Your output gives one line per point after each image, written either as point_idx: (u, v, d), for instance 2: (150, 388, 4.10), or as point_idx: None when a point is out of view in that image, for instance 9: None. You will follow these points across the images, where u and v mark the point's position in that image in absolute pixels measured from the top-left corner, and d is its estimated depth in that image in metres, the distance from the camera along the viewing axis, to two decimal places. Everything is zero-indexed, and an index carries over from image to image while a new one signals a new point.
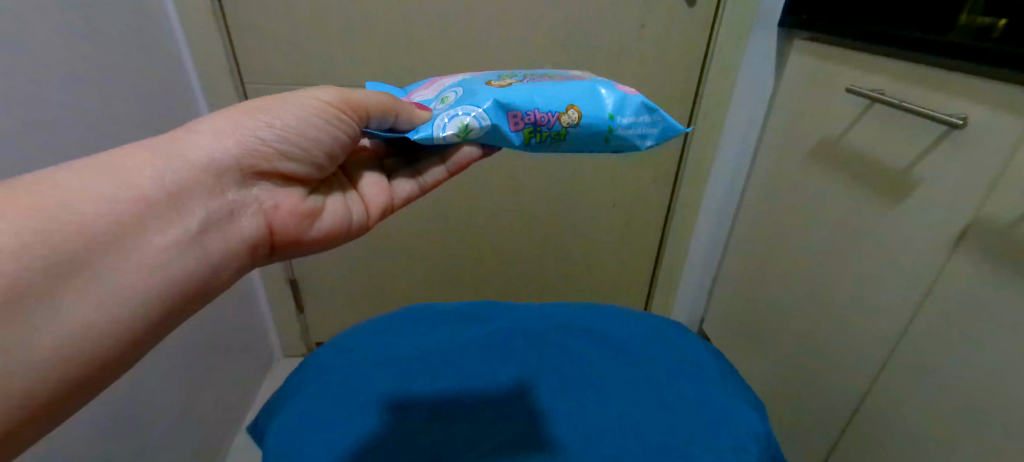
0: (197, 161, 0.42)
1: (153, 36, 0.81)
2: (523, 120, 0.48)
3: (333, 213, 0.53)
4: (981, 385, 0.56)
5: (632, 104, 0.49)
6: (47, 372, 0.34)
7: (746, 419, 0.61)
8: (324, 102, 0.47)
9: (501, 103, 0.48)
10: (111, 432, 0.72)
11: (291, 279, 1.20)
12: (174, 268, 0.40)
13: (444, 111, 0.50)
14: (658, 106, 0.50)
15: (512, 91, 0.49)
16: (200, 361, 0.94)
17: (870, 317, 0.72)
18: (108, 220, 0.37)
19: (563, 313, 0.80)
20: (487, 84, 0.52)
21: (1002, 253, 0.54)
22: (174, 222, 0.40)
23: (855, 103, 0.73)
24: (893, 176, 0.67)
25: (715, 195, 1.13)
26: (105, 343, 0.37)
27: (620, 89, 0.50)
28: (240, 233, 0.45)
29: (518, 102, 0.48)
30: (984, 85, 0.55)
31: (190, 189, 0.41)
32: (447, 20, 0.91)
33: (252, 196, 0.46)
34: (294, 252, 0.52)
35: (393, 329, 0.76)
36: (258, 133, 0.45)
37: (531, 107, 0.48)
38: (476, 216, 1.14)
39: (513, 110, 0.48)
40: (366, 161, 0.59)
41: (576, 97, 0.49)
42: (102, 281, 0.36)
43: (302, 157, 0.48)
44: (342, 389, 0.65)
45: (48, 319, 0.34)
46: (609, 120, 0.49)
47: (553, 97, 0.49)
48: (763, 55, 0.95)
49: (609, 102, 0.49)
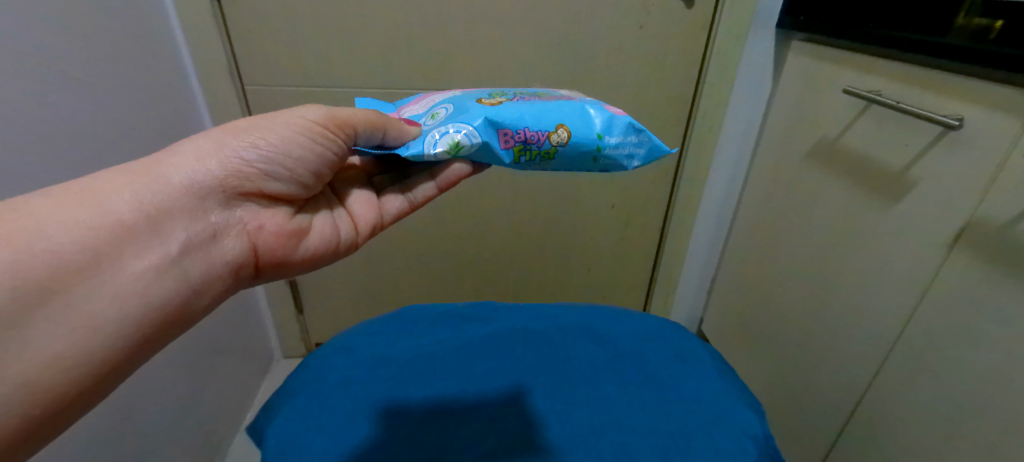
0: (178, 183, 0.42)
1: (151, 38, 0.81)
2: (513, 138, 0.48)
3: (320, 232, 0.53)
4: (978, 385, 0.56)
5: (619, 124, 0.50)
6: (13, 406, 0.34)
7: (740, 419, 0.62)
8: (310, 121, 0.47)
9: (491, 121, 0.48)
10: (111, 432, 0.72)
11: (290, 279, 1.20)
12: (153, 293, 0.40)
13: (434, 127, 0.50)
14: (644, 127, 0.51)
15: (502, 109, 0.49)
16: (199, 361, 0.94)
17: (866, 316, 0.73)
18: (82, 248, 0.37)
19: (559, 313, 0.80)
20: (477, 101, 0.53)
21: (998, 253, 0.54)
22: (153, 246, 0.40)
23: (853, 103, 0.73)
24: (889, 177, 0.68)
25: (712, 198, 1.13)
26: (75, 375, 0.37)
27: (607, 110, 0.51)
28: (222, 256, 0.45)
29: (508, 121, 0.48)
30: (978, 86, 0.56)
31: (170, 212, 0.41)
32: (447, 19, 0.91)
33: (236, 217, 0.46)
34: (281, 273, 0.52)
35: (385, 331, 0.75)
36: (242, 153, 0.45)
37: (521, 125, 0.48)
38: (475, 216, 1.14)
39: (503, 128, 0.48)
40: (355, 178, 0.59)
41: (565, 117, 0.49)
42: (76, 308, 0.36)
43: (288, 177, 0.48)
44: (337, 391, 0.65)
45: (16, 354, 0.34)
46: (598, 140, 0.49)
47: (543, 116, 0.49)
48: (760, 57, 0.95)
49: (597, 122, 0.50)
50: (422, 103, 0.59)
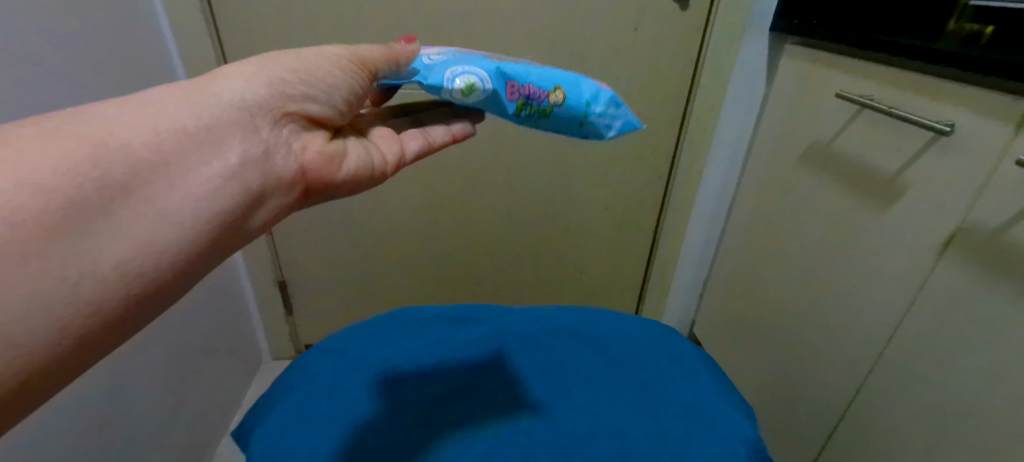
0: (229, 100, 0.39)
1: (138, 35, 0.80)
2: (518, 91, 0.46)
3: (358, 158, 0.49)
4: (968, 388, 0.57)
5: (603, 96, 0.51)
6: (76, 307, 0.32)
7: (730, 422, 0.61)
8: (337, 53, 0.46)
9: (502, 71, 0.46)
10: (96, 437, 0.70)
11: (281, 280, 1.19)
12: (217, 200, 0.37)
13: (444, 66, 0.46)
14: (622, 102, 0.52)
15: (509, 63, 0.47)
16: (186, 362, 0.92)
17: (857, 320, 0.73)
18: (146, 151, 0.35)
19: (552, 316, 0.79)
20: (474, 55, 0.50)
21: (988, 259, 0.54)
22: (213, 155, 0.37)
23: (845, 107, 0.73)
24: (880, 182, 0.68)
25: (705, 200, 1.13)
26: (137, 283, 0.34)
27: (593, 83, 0.51)
28: (277, 173, 0.42)
29: (516, 74, 0.46)
30: (969, 92, 0.56)
31: (224, 125, 0.38)
32: (441, 19, 0.90)
33: (285, 137, 0.43)
34: (324, 197, 0.48)
35: (374, 334, 0.74)
36: (283, 75, 0.42)
37: (526, 79, 0.46)
38: (468, 216, 1.13)
39: (511, 79, 0.46)
40: (374, 120, 0.55)
41: (561, 80, 0.49)
42: (138, 209, 0.34)
43: (325, 100, 0.45)
44: (325, 396, 0.63)
45: (79, 251, 0.32)
46: (586, 107, 0.49)
47: (543, 75, 0.48)
48: (754, 60, 0.94)
49: (585, 90, 0.50)
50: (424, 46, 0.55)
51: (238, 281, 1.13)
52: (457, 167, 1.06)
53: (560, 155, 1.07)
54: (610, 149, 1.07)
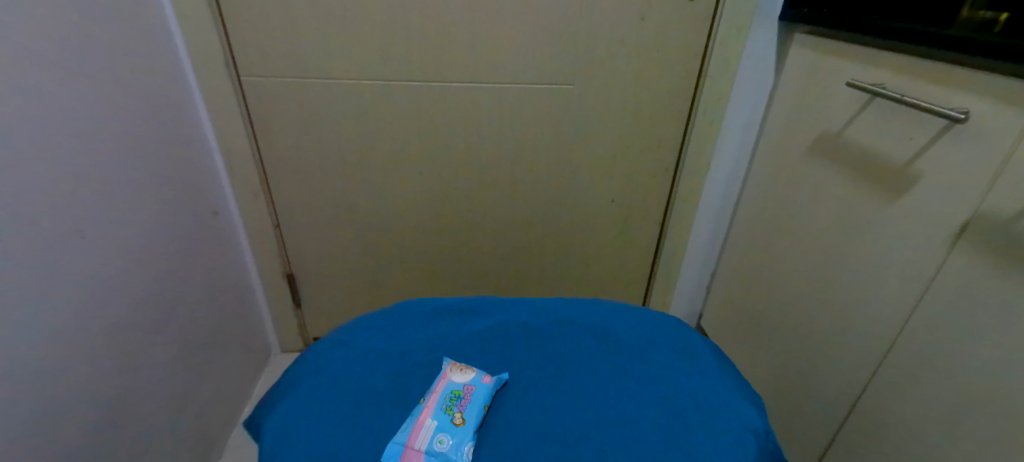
0: None
1: (145, 31, 0.81)
2: (481, 420, 0.60)
3: None
4: (982, 380, 0.56)
5: (482, 390, 0.62)
6: None
7: (740, 414, 0.62)
8: None
9: (477, 425, 0.59)
10: (107, 427, 0.71)
11: (289, 273, 1.20)
12: None
13: (455, 445, 0.56)
14: (490, 382, 0.64)
15: (467, 415, 0.59)
16: (194, 356, 0.93)
17: (867, 312, 0.73)
18: None
19: (561, 307, 0.79)
20: (454, 425, 0.58)
21: (1002, 249, 0.54)
22: None
23: (857, 97, 0.72)
24: (892, 172, 0.67)
25: (713, 190, 1.13)
26: None
27: (473, 392, 0.62)
28: None
29: (479, 415, 0.60)
30: (983, 78, 0.55)
31: None
32: (443, 11, 0.89)
33: None
34: None
35: (383, 325, 0.75)
36: None
37: (481, 413, 0.60)
38: (475, 208, 1.13)
39: (480, 419, 0.60)
40: None
41: (482, 401, 0.61)
42: None
43: None
44: (334, 386, 0.64)
45: None
46: (489, 397, 0.62)
47: (474, 411, 0.60)
48: (763, 48, 0.95)
49: (487, 396, 0.62)
50: (404, 440, 0.56)
51: (243, 273, 1.14)
52: (463, 161, 1.07)
53: (566, 148, 1.06)
54: (617, 142, 1.06)
